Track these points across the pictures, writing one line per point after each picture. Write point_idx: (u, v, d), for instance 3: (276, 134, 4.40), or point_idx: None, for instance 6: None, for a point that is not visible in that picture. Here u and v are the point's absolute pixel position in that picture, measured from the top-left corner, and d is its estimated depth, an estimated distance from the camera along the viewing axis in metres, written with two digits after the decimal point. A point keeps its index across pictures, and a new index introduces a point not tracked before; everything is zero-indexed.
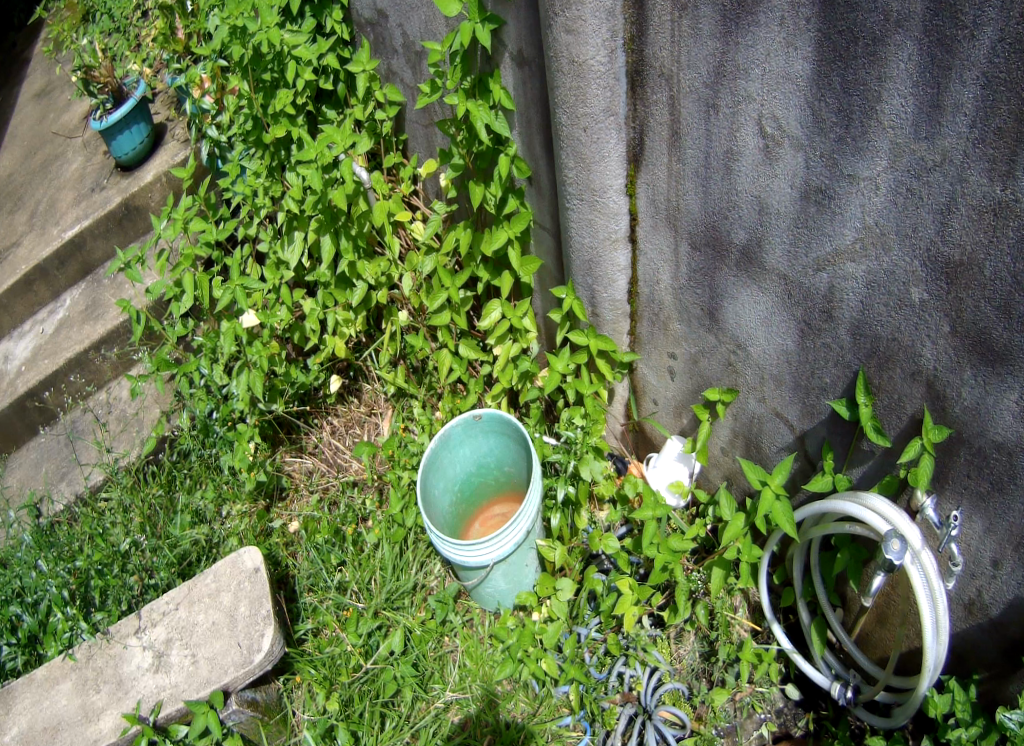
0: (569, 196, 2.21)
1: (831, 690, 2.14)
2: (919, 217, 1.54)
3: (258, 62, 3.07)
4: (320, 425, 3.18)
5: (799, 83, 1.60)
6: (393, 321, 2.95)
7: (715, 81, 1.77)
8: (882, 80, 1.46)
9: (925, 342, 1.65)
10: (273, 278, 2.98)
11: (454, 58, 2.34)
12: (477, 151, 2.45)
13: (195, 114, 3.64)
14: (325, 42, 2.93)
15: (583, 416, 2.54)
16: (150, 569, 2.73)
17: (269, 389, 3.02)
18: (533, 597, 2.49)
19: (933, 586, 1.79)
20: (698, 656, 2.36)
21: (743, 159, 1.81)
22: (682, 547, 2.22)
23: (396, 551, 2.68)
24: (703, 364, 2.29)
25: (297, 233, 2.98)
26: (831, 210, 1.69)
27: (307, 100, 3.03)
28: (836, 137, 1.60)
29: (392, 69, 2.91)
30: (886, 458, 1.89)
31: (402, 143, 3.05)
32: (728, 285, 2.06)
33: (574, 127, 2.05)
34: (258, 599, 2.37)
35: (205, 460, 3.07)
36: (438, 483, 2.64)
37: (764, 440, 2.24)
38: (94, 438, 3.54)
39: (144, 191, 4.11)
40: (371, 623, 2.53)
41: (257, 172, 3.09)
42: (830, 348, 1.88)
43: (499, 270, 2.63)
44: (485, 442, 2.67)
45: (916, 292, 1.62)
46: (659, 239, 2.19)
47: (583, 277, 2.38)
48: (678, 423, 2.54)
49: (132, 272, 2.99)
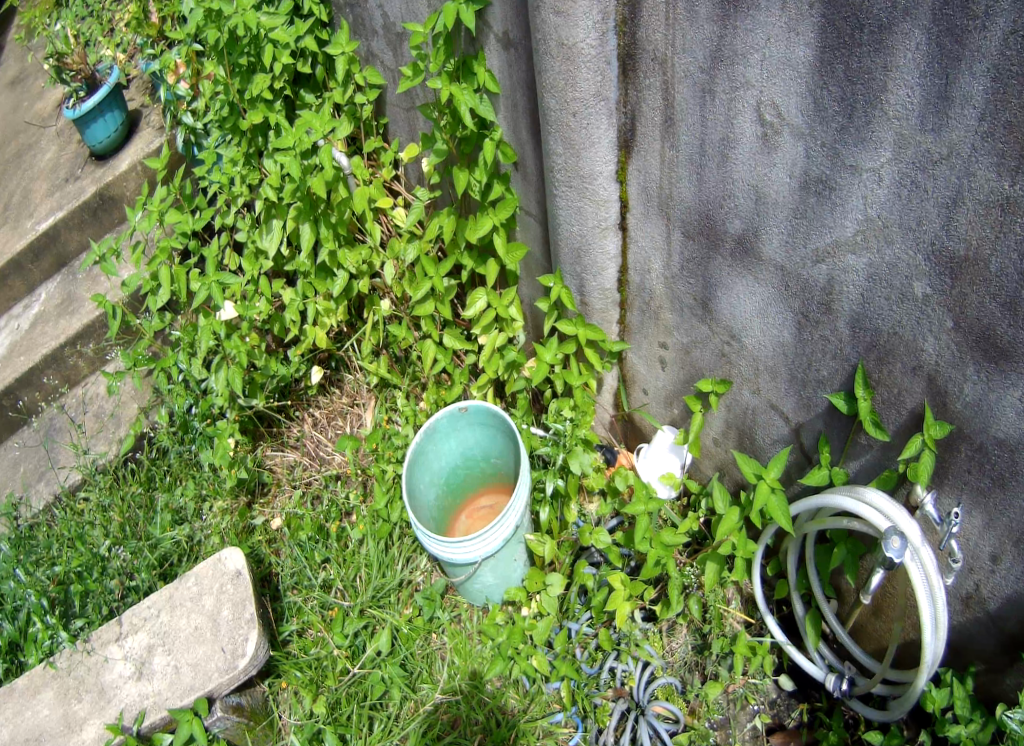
0: (557, 182, 2.14)
1: (825, 682, 2.17)
2: (923, 210, 1.48)
3: (234, 45, 2.95)
4: (302, 418, 3.07)
5: (799, 70, 1.54)
6: (375, 311, 2.80)
7: (712, 66, 1.70)
8: (886, 70, 1.40)
9: (927, 338, 1.61)
10: (251, 269, 2.85)
11: (436, 40, 2.24)
12: (460, 135, 2.34)
13: (171, 101, 3.49)
14: (303, 24, 2.81)
15: (571, 408, 2.48)
16: (130, 569, 2.62)
17: (249, 383, 2.90)
18: (522, 593, 2.42)
19: (932, 582, 1.79)
20: (690, 649, 2.34)
21: (740, 147, 1.75)
22: (676, 541, 2.17)
23: (381, 547, 2.60)
24: (695, 354, 2.24)
25: (275, 221, 2.86)
26: (831, 202, 1.63)
27: (285, 84, 2.90)
28: (837, 127, 1.54)
29: (373, 52, 2.79)
30: (885, 453, 1.88)
31: (382, 127, 2.94)
32: (722, 274, 2.00)
33: (563, 113, 1.97)
34: (241, 602, 2.30)
35: (185, 458, 2.96)
36: (423, 476, 2.54)
37: (758, 432, 2.20)
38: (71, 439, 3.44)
39: (120, 180, 3.97)
40: (358, 623, 2.46)
41: (233, 160, 2.98)
42: (828, 341, 1.84)
43: (483, 258, 2.51)
44: (472, 434, 2.57)
45: (919, 287, 1.57)
46: (650, 227, 2.13)
47: (572, 266, 2.31)
48: (669, 414, 2.49)
49: (108, 265, 2.85)
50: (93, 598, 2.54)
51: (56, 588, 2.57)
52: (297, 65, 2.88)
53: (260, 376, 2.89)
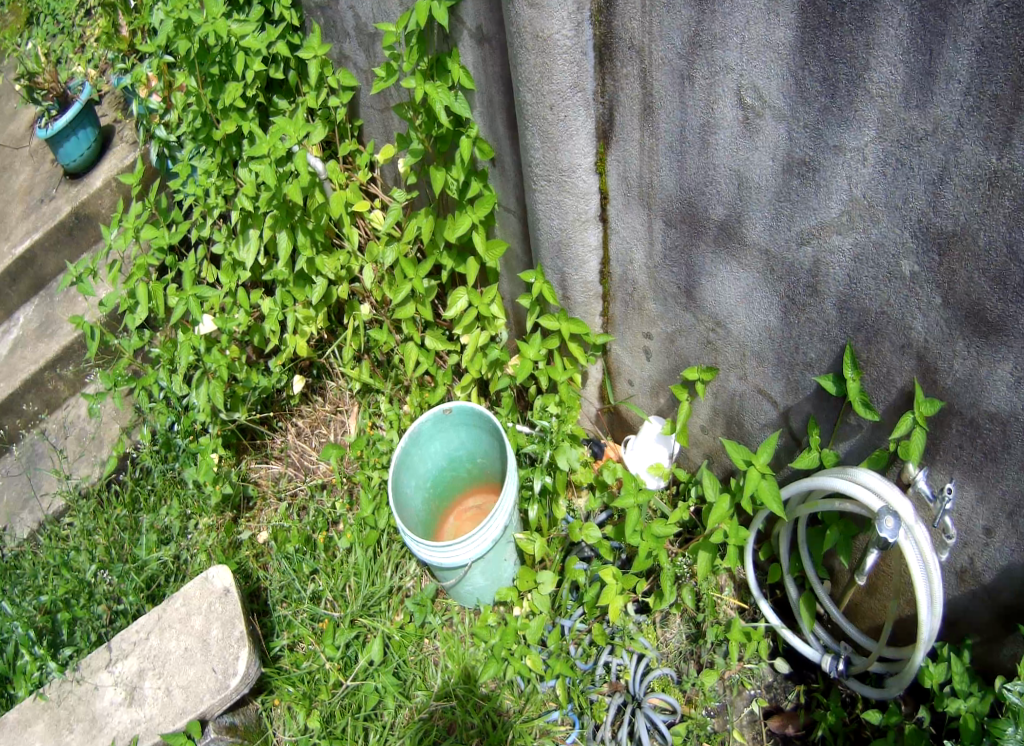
0: (536, 177, 2.12)
1: (822, 664, 2.18)
2: (909, 188, 1.49)
3: (206, 55, 2.89)
4: (285, 428, 2.98)
5: (779, 51, 1.54)
6: (355, 316, 2.74)
7: (690, 51, 1.69)
8: (869, 47, 1.40)
9: (916, 316, 1.63)
10: (229, 281, 2.79)
11: (409, 39, 2.21)
12: (436, 134, 2.31)
13: (144, 114, 3.40)
14: (273, 29, 2.74)
15: (557, 404, 2.45)
16: (118, 592, 2.54)
17: (229, 395, 2.80)
18: (513, 593, 2.37)
19: (927, 560, 1.80)
20: (685, 638, 2.34)
21: (721, 132, 1.75)
22: (666, 531, 2.12)
23: (370, 555, 2.53)
24: (680, 343, 2.23)
25: (252, 231, 2.79)
26: (815, 183, 1.63)
27: (257, 92, 2.84)
28: (820, 107, 1.53)
29: (345, 54, 2.74)
30: (875, 433, 1.89)
31: (356, 129, 2.88)
32: (705, 261, 2.00)
33: (540, 106, 1.95)
34: (230, 620, 2.24)
35: (169, 476, 2.86)
36: (409, 481, 2.46)
37: (746, 418, 2.21)
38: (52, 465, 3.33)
39: (95, 197, 3.87)
40: (348, 633, 2.40)
41: (208, 171, 2.89)
42: (815, 324, 1.84)
43: (464, 257, 2.47)
44: (456, 436, 2.50)
45: (906, 264, 1.58)
46: (631, 217, 2.11)
47: (552, 260, 2.29)
48: (656, 403, 2.46)
49: (85, 285, 2.78)
50: (81, 626, 2.46)
51: (43, 616, 2.45)
52: (269, 71, 2.82)
53: (241, 389, 2.78)
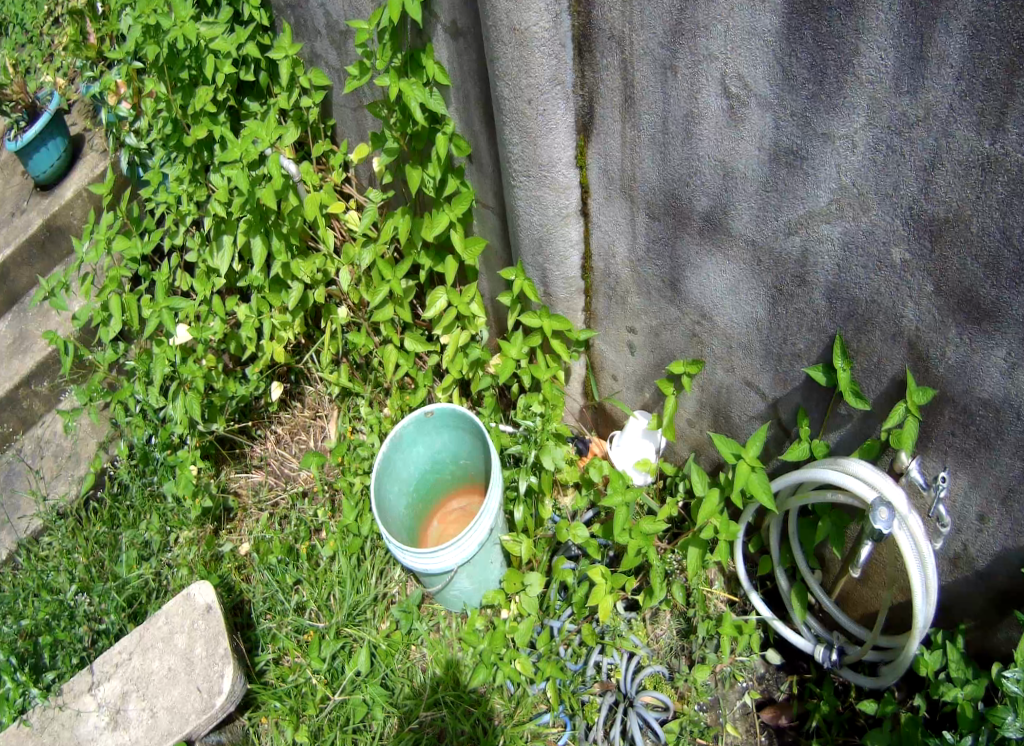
0: (515, 173, 2.07)
1: (815, 654, 2.18)
2: (900, 174, 1.47)
3: (174, 60, 2.76)
4: (264, 436, 2.88)
5: (766, 38, 1.51)
6: (332, 320, 2.65)
7: (673, 40, 1.66)
8: (859, 32, 1.37)
9: (907, 304, 1.61)
10: (204, 289, 2.65)
11: (382, 36, 2.15)
12: (412, 132, 2.24)
13: (114, 122, 3.27)
14: (243, 32, 2.61)
15: (540, 403, 2.37)
16: (100, 614, 2.44)
17: (207, 406, 2.71)
18: (501, 595, 2.32)
19: (921, 549, 1.80)
20: (676, 634, 2.31)
21: (705, 122, 1.72)
22: (655, 529, 2.09)
23: (354, 563, 2.45)
24: (665, 336, 2.19)
25: (226, 237, 2.67)
26: (803, 172, 1.61)
27: (228, 95, 2.74)
28: (808, 95, 1.51)
29: (316, 53, 2.66)
30: (866, 422, 1.88)
31: (329, 130, 2.78)
32: (690, 254, 1.96)
33: (518, 101, 1.90)
34: (214, 636, 2.16)
35: (148, 489, 2.76)
36: (392, 487, 2.32)
37: (733, 411, 2.18)
38: (27, 487, 3.17)
39: (65, 208, 3.72)
40: (335, 644, 2.32)
41: (180, 177, 2.77)
42: (804, 314, 1.82)
43: (442, 256, 2.38)
44: (439, 438, 2.36)
45: (897, 252, 1.57)
46: (613, 211, 2.07)
47: (533, 257, 2.24)
48: (641, 398, 2.40)
49: (57, 300, 2.68)
50: (64, 649, 2.33)
51: (25, 642, 2.34)
52: (240, 73, 2.72)
53: (218, 399, 2.68)
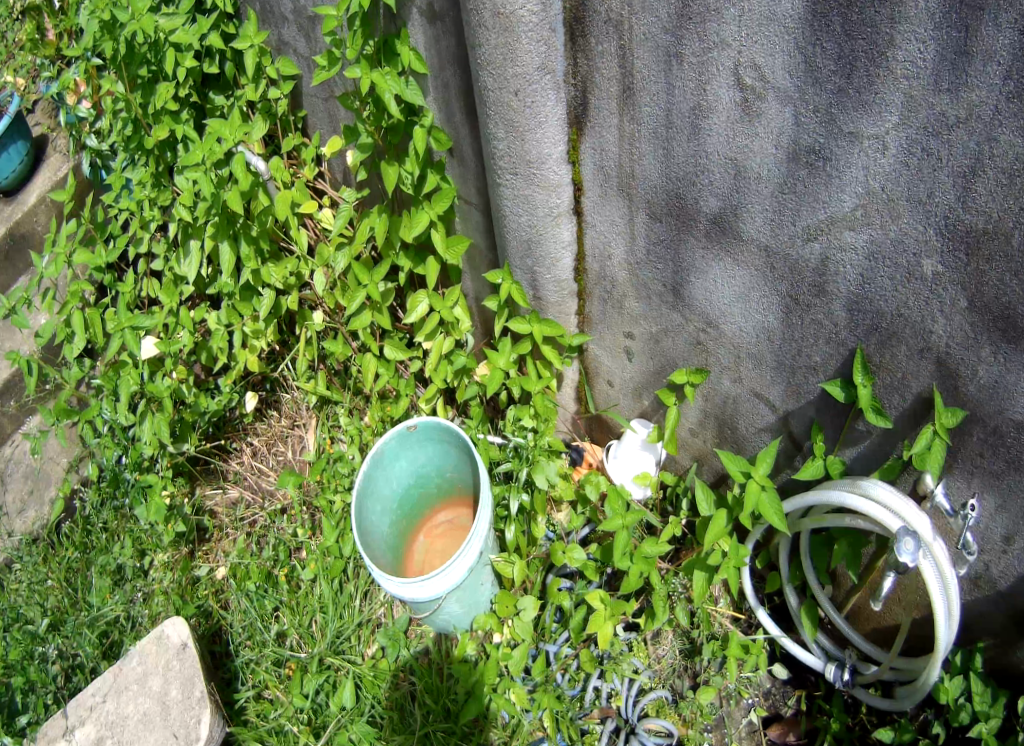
0: (500, 171, 1.89)
1: (825, 673, 2.06)
2: (935, 180, 1.32)
3: (132, 57, 2.58)
4: (240, 449, 2.70)
5: (786, 25, 1.34)
6: (307, 326, 2.45)
7: (679, 25, 1.48)
8: (895, 21, 1.21)
9: (936, 319, 1.47)
10: (170, 299, 2.48)
11: (352, 22, 1.95)
12: (387, 125, 2.06)
13: (74, 124, 2.99)
14: (205, 20, 2.38)
15: (532, 417, 2.16)
16: (73, 653, 2.26)
17: (178, 424, 2.51)
18: (492, 620, 2.13)
19: (946, 577, 1.67)
20: (679, 653, 2.18)
21: (715, 116, 1.55)
22: (658, 552, 1.95)
23: (336, 586, 2.28)
24: (666, 343, 2.03)
25: (193, 242, 2.48)
26: (826, 174, 1.45)
27: (190, 91, 2.56)
28: (833, 89, 1.35)
29: (284, 41, 2.45)
30: (884, 440, 1.74)
31: (300, 121, 2.58)
32: (696, 258, 1.80)
33: (503, 92, 1.72)
34: (190, 679, 2.04)
35: (119, 512, 2.55)
36: (375, 507, 2.14)
37: (740, 423, 2.02)
38: None
39: (28, 216, 3.40)
40: (317, 678, 2.15)
41: (142, 181, 2.57)
42: (822, 325, 1.67)
43: (423, 257, 2.20)
44: (423, 451, 2.20)
45: (928, 264, 1.41)
46: (609, 209, 1.90)
47: (521, 259, 2.06)
48: (638, 405, 2.25)
49: (18, 318, 2.52)
50: (34, 694, 2.16)
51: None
52: (202, 66, 2.52)
53: (189, 416, 2.49)
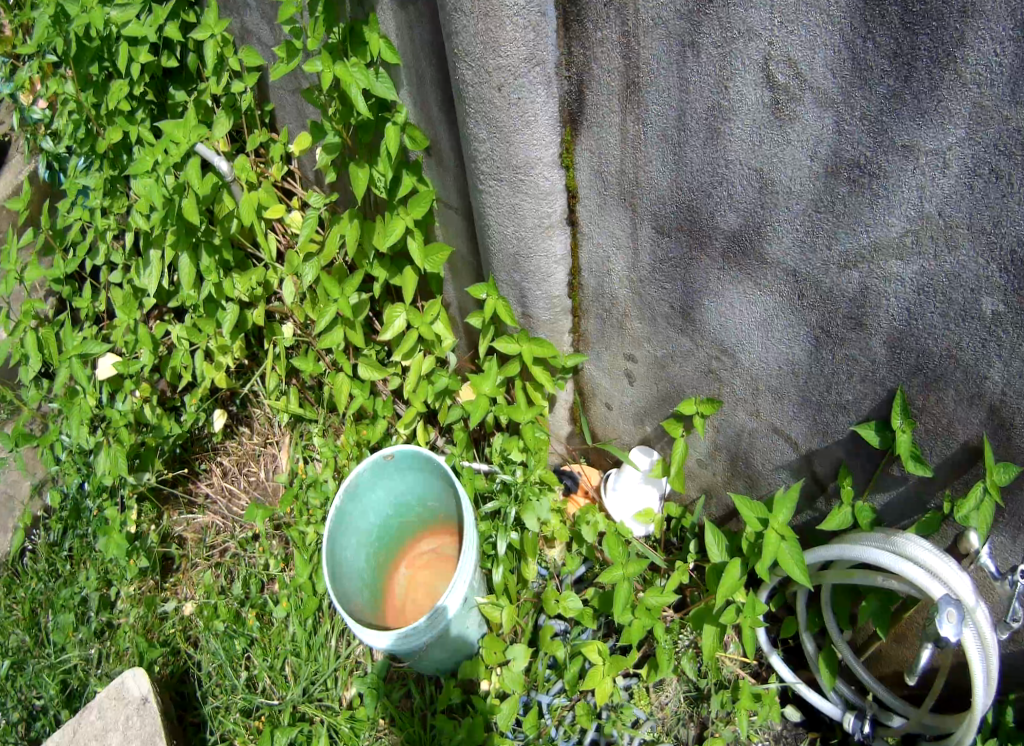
0: (482, 175, 1.66)
1: (844, 723, 1.86)
2: (1004, 208, 1.10)
3: (83, 51, 2.35)
4: (209, 470, 2.48)
5: (830, 13, 1.11)
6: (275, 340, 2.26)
7: (697, 9, 1.24)
8: (966, 13, 0.99)
9: (993, 362, 1.24)
10: (129, 314, 2.27)
11: (315, 8, 1.72)
12: (356, 123, 1.81)
13: (31, 125, 2.86)
14: (160, 8, 2.15)
15: (522, 449, 1.98)
16: (36, 703, 2.10)
17: (140, 452, 2.31)
18: (479, 666, 1.92)
19: (988, 649, 1.45)
20: (683, 699, 1.95)
21: (736, 119, 1.31)
22: (661, 602, 1.74)
23: (309, 626, 2.07)
24: (674, 369, 1.79)
25: (152, 251, 2.25)
26: (871, 191, 1.22)
27: (145, 91, 2.35)
28: (886, 92, 1.12)
29: (247, 29, 2.21)
30: (920, 489, 1.53)
31: (268, 116, 2.34)
32: (709, 279, 1.57)
33: (486, 86, 1.49)
34: (150, 738, 1.86)
35: (82, 542, 2.35)
36: (350, 543, 1.95)
37: (755, 460, 1.80)
38: None
39: None
40: (290, 732, 1.89)
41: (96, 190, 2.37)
42: (856, 362, 1.44)
43: (399, 267, 1.99)
44: (401, 480, 2.00)
45: (987, 302, 1.19)
46: (610, 219, 1.66)
47: (507, 272, 1.83)
48: (641, 432, 2.01)
49: None
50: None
51: None
52: (160, 60, 2.29)
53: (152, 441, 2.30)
